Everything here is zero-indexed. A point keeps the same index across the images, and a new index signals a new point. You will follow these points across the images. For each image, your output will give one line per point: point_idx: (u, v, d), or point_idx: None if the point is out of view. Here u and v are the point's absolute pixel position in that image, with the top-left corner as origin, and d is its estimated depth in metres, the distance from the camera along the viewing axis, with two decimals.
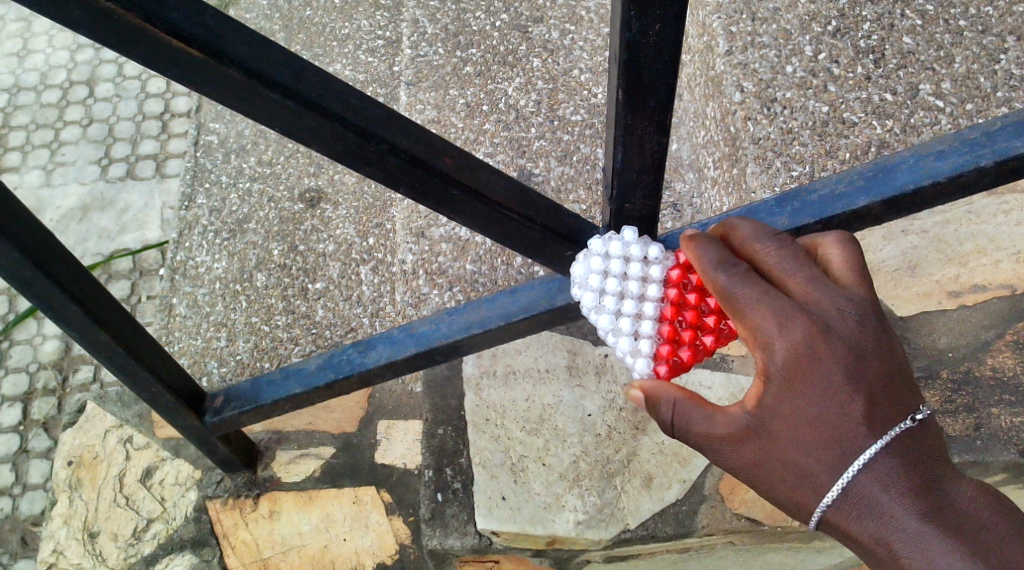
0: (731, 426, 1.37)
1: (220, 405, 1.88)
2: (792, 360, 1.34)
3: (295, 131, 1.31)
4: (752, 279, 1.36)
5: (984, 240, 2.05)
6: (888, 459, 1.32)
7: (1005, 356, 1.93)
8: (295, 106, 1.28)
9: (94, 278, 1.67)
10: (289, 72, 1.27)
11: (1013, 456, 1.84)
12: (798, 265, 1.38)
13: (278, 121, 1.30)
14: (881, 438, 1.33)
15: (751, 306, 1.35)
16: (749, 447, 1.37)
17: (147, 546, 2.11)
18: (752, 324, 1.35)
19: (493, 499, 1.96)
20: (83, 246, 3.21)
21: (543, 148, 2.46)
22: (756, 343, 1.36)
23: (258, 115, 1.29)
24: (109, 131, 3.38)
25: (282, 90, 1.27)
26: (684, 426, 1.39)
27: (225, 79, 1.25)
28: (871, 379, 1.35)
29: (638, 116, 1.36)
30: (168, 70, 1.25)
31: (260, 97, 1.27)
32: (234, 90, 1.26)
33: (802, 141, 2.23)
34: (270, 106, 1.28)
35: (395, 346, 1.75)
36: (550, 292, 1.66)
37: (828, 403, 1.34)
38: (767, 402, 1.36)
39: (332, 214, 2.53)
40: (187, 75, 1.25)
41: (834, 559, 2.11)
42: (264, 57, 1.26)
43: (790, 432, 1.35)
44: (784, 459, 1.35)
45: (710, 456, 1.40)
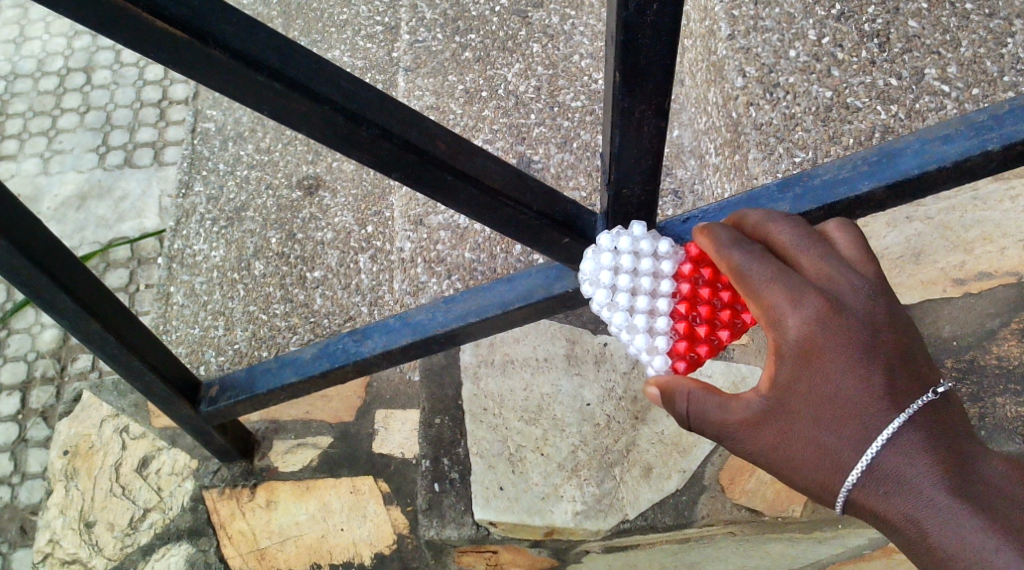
0: (747, 410, 1.35)
1: (214, 395, 1.85)
2: (808, 338, 1.31)
3: (283, 116, 1.27)
4: (763, 259, 1.32)
5: (991, 226, 2.01)
6: (912, 433, 1.30)
7: (1011, 345, 1.90)
8: (283, 90, 1.24)
9: (82, 265, 1.64)
10: (276, 54, 1.24)
11: (1018, 445, 1.81)
12: (810, 242, 1.35)
13: (266, 104, 1.26)
14: (902, 412, 1.31)
15: (764, 286, 1.32)
16: (766, 431, 1.34)
17: (144, 536, 2.10)
18: (765, 302, 1.32)
19: (490, 490, 1.94)
20: (81, 234, 3.19)
21: (542, 134, 2.45)
22: (770, 322, 1.34)
23: (244, 99, 1.26)
24: (107, 119, 3.36)
25: (270, 72, 1.23)
26: (700, 417, 1.37)
27: (210, 60, 1.22)
28: (888, 353, 1.32)
29: (637, 99, 1.31)
30: (153, 52, 1.21)
31: (248, 80, 1.23)
32: (221, 73, 1.23)
33: (805, 127, 2.21)
34: (258, 89, 1.24)
35: (391, 334, 1.72)
36: (548, 281, 1.62)
37: (845, 380, 1.31)
38: (783, 382, 1.34)
39: (329, 202, 2.51)
40: (174, 58, 1.22)
41: (836, 551, 2.06)
42: (251, 40, 1.23)
43: (807, 412, 1.33)
44: (803, 442, 1.33)
45: (729, 444, 1.38)
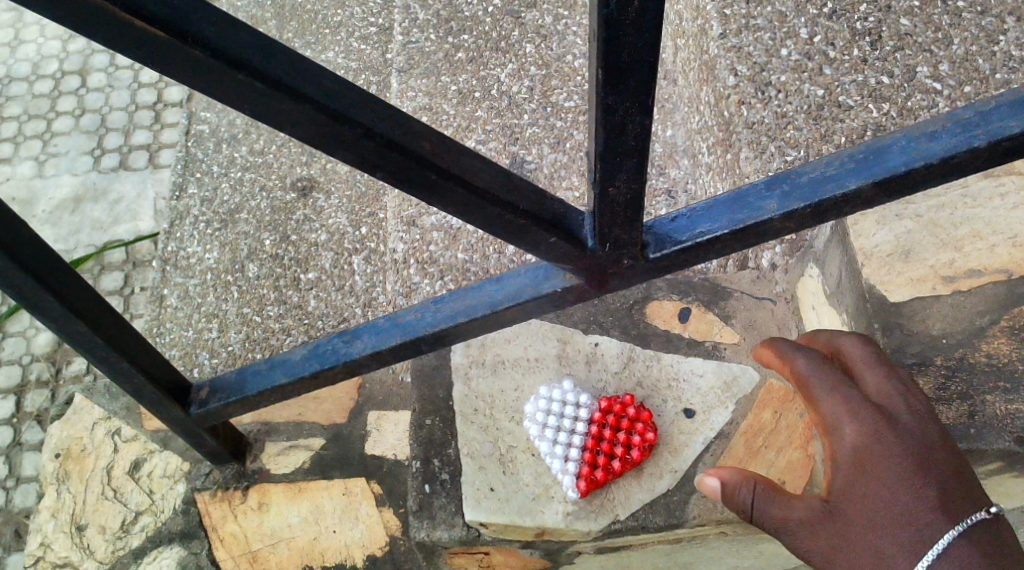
0: (807, 511, 1.55)
1: (205, 396, 1.82)
2: (863, 449, 1.56)
3: (266, 116, 1.24)
4: (825, 371, 1.63)
5: (980, 223, 1.78)
6: (965, 548, 1.48)
7: (1001, 343, 1.69)
8: (264, 88, 1.20)
9: (67, 265, 1.61)
10: (258, 53, 1.20)
11: (1009, 444, 1.63)
12: (880, 361, 1.65)
13: (248, 104, 1.22)
14: (957, 527, 1.50)
15: (825, 395, 1.61)
16: (825, 533, 1.54)
17: (135, 539, 2.09)
18: (827, 414, 1.60)
19: (481, 491, 1.89)
20: (77, 237, 3.23)
21: (535, 134, 2.49)
22: (826, 429, 1.61)
23: (227, 99, 1.22)
24: (102, 122, 3.40)
25: (251, 71, 1.19)
26: (761, 513, 1.58)
27: (190, 60, 1.19)
28: (938, 471, 1.55)
29: (623, 96, 1.20)
30: (131, 51, 1.19)
31: (229, 79, 1.20)
32: (202, 72, 1.19)
33: (797, 125, 2.20)
34: (239, 89, 1.20)
35: (381, 335, 1.66)
36: (536, 281, 1.52)
37: (900, 491, 1.52)
38: (839, 488, 1.56)
39: (323, 203, 2.61)
40: (153, 58, 1.19)
41: None
42: (232, 38, 1.19)
43: (864, 518, 1.52)
44: (859, 548, 1.51)
45: (789, 546, 1.57)
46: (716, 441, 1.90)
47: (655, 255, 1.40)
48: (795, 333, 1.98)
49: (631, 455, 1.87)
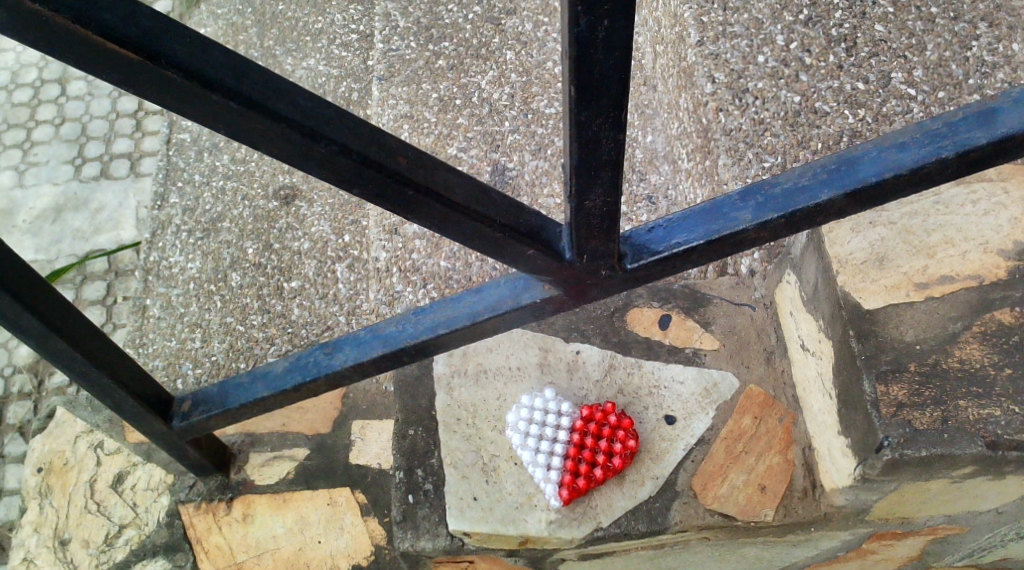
0: None
1: (187, 409, 1.82)
2: None
3: (240, 134, 1.24)
4: None
5: (952, 231, 1.78)
6: None
7: (973, 348, 1.67)
8: (237, 108, 1.21)
9: (45, 283, 1.62)
10: (230, 73, 1.21)
11: (980, 449, 1.61)
12: None
13: (222, 123, 1.23)
14: None
15: None
16: None
17: (119, 553, 2.09)
18: None
19: (464, 500, 1.89)
20: (57, 246, 3.26)
21: (516, 141, 2.51)
22: None
23: (201, 118, 1.23)
24: (81, 130, 3.46)
25: (224, 90, 1.20)
26: None
27: (163, 81, 1.19)
28: None
29: (594, 111, 1.21)
30: (104, 73, 1.19)
31: (202, 99, 1.20)
32: (175, 92, 1.20)
33: (774, 132, 2.22)
34: (213, 108, 1.21)
35: (362, 347, 1.66)
36: (515, 292, 1.53)
37: None
38: None
39: (306, 212, 2.64)
40: (126, 79, 1.19)
41: (810, 553, 2.03)
42: (204, 57, 1.20)
43: None
44: None
45: None
46: (697, 447, 1.91)
47: (632, 265, 1.41)
48: (773, 339, 2.00)
49: (612, 463, 1.87)
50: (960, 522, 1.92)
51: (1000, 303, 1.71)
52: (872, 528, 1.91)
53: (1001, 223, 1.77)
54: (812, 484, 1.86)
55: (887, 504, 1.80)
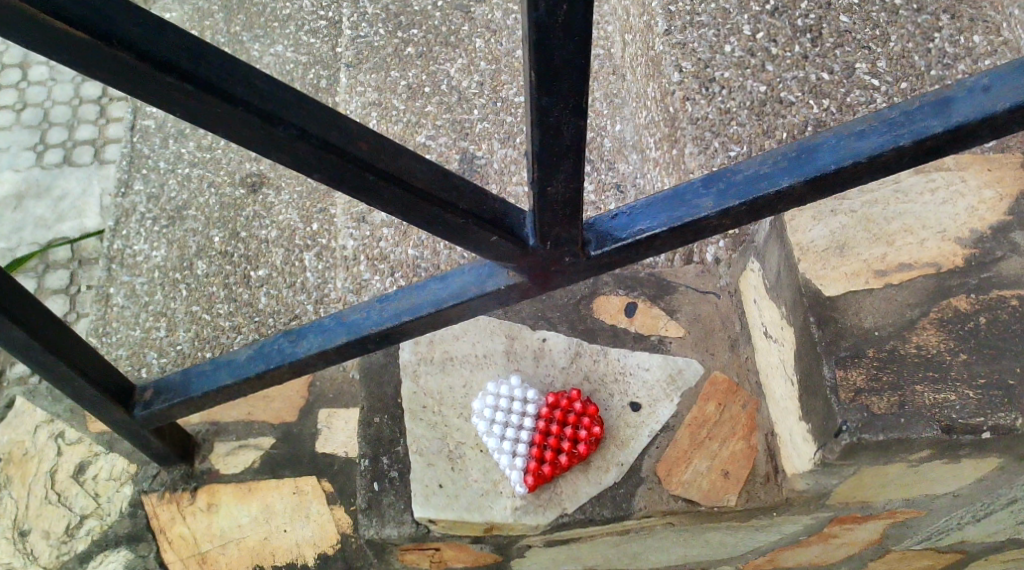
0: None
1: (149, 398, 1.81)
2: None
3: (197, 118, 1.24)
4: None
5: (911, 219, 1.80)
6: None
7: (930, 335, 1.69)
8: (194, 91, 1.20)
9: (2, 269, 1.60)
10: (186, 55, 1.20)
11: (936, 434, 1.62)
12: None
13: (178, 106, 1.22)
14: None
15: None
16: None
17: (80, 543, 2.08)
18: None
19: (430, 487, 1.89)
20: (20, 234, 3.30)
21: (485, 129, 2.51)
22: None
23: (157, 101, 1.22)
24: (44, 117, 3.52)
25: (180, 73, 1.19)
26: None
27: (117, 63, 1.18)
28: None
29: (555, 98, 1.21)
30: (58, 54, 1.18)
31: (158, 82, 1.19)
32: (129, 76, 1.19)
33: (740, 121, 2.23)
34: (168, 91, 1.20)
35: (326, 334, 1.65)
36: (480, 279, 1.53)
37: None
38: None
39: (273, 199, 2.65)
40: (79, 60, 1.18)
41: (773, 538, 2.05)
42: (159, 40, 1.19)
43: None
44: None
45: None
46: (662, 433, 1.92)
47: (595, 253, 1.42)
48: (738, 326, 2.02)
49: (577, 449, 1.88)
50: (917, 505, 1.95)
51: (957, 290, 1.72)
52: (833, 513, 1.93)
53: (959, 211, 1.80)
54: (774, 470, 1.88)
55: (846, 489, 1.82)
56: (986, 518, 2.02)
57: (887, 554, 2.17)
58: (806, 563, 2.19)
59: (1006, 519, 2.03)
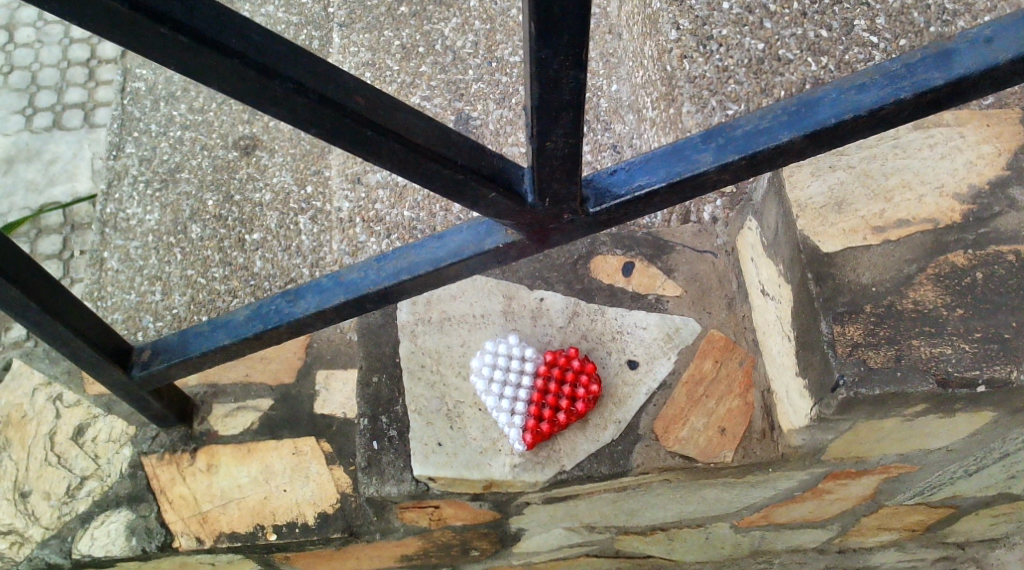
0: None
1: (147, 359, 1.81)
2: None
3: (190, 70, 1.23)
4: None
5: (909, 174, 1.80)
6: None
7: (927, 290, 1.70)
8: (187, 42, 1.19)
9: None
10: (179, 6, 1.19)
11: (930, 387, 1.64)
12: None
13: (171, 58, 1.21)
14: None
15: None
16: None
17: (81, 504, 2.08)
18: None
19: (428, 445, 1.90)
20: (10, 199, 3.30)
21: (480, 90, 2.51)
22: None
23: (150, 52, 1.21)
24: (32, 79, 3.50)
25: (173, 24, 1.18)
26: None
27: (108, 13, 1.17)
28: None
29: (555, 49, 1.21)
30: (48, 5, 1.17)
31: (151, 33, 1.18)
32: (121, 26, 1.18)
33: (738, 80, 2.23)
34: (161, 42, 1.19)
35: (324, 294, 1.65)
36: (478, 237, 1.53)
37: None
38: None
39: (267, 162, 2.64)
40: (70, 11, 1.16)
41: (769, 494, 2.07)
42: None
43: None
44: None
45: None
46: (659, 391, 1.93)
47: (594, 209, 1.42)
48: (734, 285, 2.02)
49: (575, 407, 1.89)
50: (911, 461, 1.97)
51: (954, 246, 1.73)
52: (827, 468, 1.95)
53: (957, 166, 1.80)
54: (770, 426, 1.90)
55: (841, 444, 1.84)
56: (977, 473, 2.04)
57: (880, 509, 2.20)
58: (800, 519, 2.22)
59: (997, 473, 2.06)
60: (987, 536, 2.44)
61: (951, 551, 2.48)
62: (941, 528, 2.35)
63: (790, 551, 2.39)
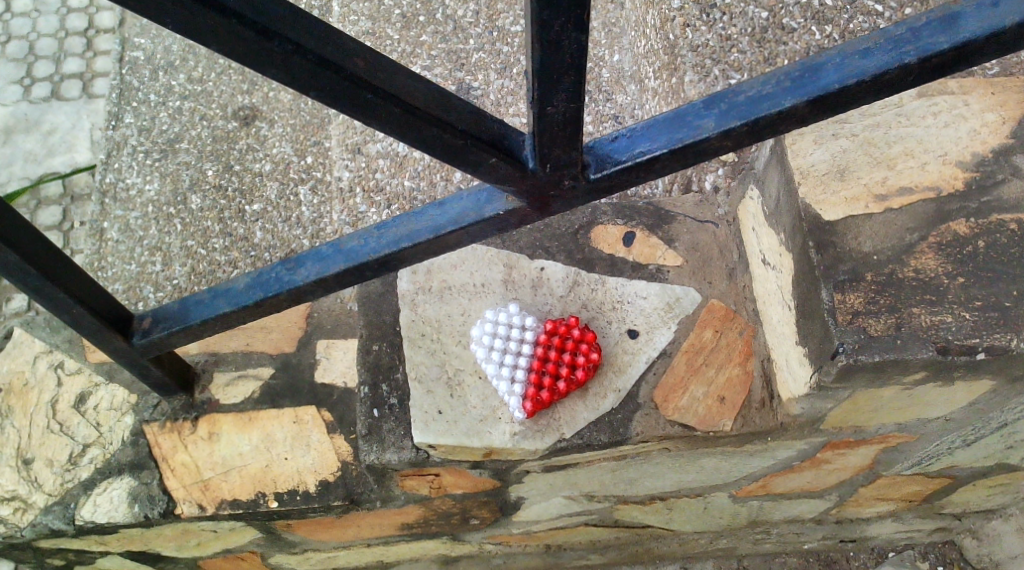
0: None
1: (147, 327, 1.81)
2: None
3: (190, 31, 1.22)
4: None
5: (913, 142, 1.80)
6: None
7: (929, 258, 1.70)
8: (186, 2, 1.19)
9: None
10: None
11: (930, 355, 1.65)
12: None
13: (171, 18, 1.21)
14: None
15: None
16: None
17: (84, 471, 2.09)
18: None
19: (429, 414, 1.91)
20: (9, 169, 3.30)
21: (481, 60, 2.50)
22: None
23: (149, 13, 1.20)
24: (29, 49, 3.48)
25: None
26: None
27: None
28: None
29: (556, 11, 1.20)
30: None
31: None
32: None
33: (740, 48, 2.22)
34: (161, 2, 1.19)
35: (324, 262, 1.64)
36: (479, 204, 1.53)
37: None
38: None
39: (267, 132, 2.64)
40: None
41: (767, 464, 2.08)
42: None
43: None
44: None
45: None
46: (659, 360, 1.94)
47: (595, 176, 1.42)
48: (735, 255, 2.02)
49: (575, 375, 1.89)
50: (909, 430, 1.98)
51: (956, 214, 1.73)
52: (826, 437, 1.96)
53: (961, 134, 1.79)
54: (769, 395, 1.91)
55: (840, 412, 1.85)
56: (975, 443, 2.05)
57: (878, 479, 2.21)
58: (798, 489, 2.23)
59: (995, 443, 2.07)
60: (983, 507, 2.45)
61: (947, 522, 2.50)
62: (938, 499, 2.37)
63: (787, 521, 2.41)
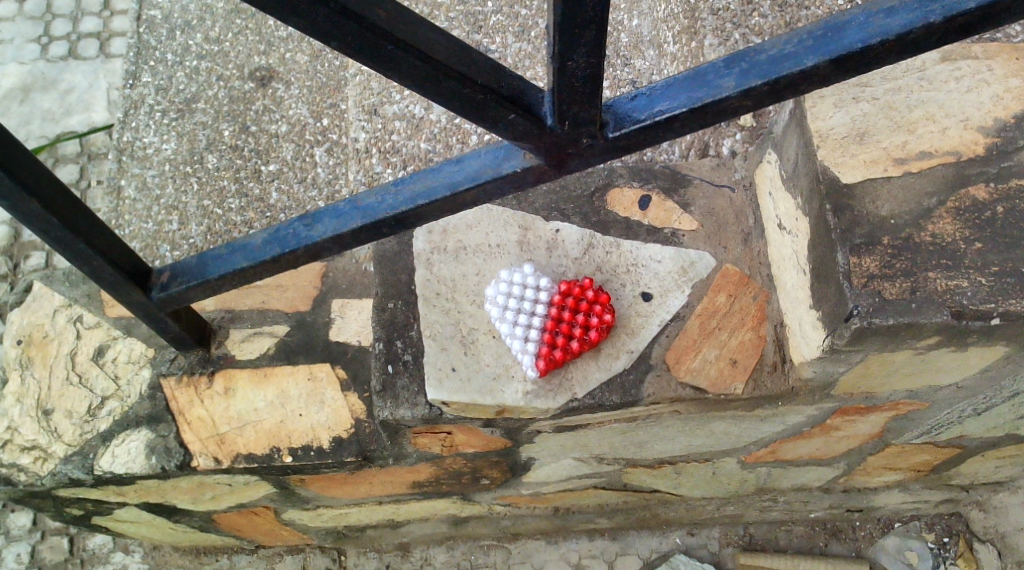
0: None
1: (166, 281, 1.82)
2: None
3: None
4: None
5: (934, 107, 1.79)
6: None
7: (947, 223, 1.70)
8: None
9: (14, 137, 1.61)
10: None
11: (944, 319, 1.65)
12: None
13: None
14: None
15: None
16: None
17: (102, 423, 2.12)
18: None
19: (443, 371, 1.92)
20: (27, 127, 3.33)
21: (499, 22, 2.50)
22: None
23: None
24: (47, 8, 3.48)
25: None
26: None
27: None
28: None
29: None
30: None
31: None
32: None
33: (762, 13, 2.27)
34: None
35: (342, 218, 1.65)
36: (496, 161, 1.53)
37: None
38: None
39: (283, 93, 2.64)
40: None
41: (777, 429, 2.09)
42: None
43: None
44: None
45: None
46: (672, 323, 1.95)
47: (614, 134, 1.42)
48: (751, 220, 2.03)
49: (589, 336, 1.91)
50: (921, 397, 1.99)
51: (976, 179, 1.72)
52: (837, 403, 1.97)
53: (983, 100, 1.79)
54: (781, 359, 1.92)
55: (852, 377, 1.86)
56: (986, 412, 2.06)
57: (887, 447, 2.23)
58: (807, 456, 2.24)
59: (1006, 413, 2.08)
60: (992, 479, 2.46)
61: (954, 493, 2.52)
62: (946, 470, 2.38)
63: (795, 489, 2.43)
